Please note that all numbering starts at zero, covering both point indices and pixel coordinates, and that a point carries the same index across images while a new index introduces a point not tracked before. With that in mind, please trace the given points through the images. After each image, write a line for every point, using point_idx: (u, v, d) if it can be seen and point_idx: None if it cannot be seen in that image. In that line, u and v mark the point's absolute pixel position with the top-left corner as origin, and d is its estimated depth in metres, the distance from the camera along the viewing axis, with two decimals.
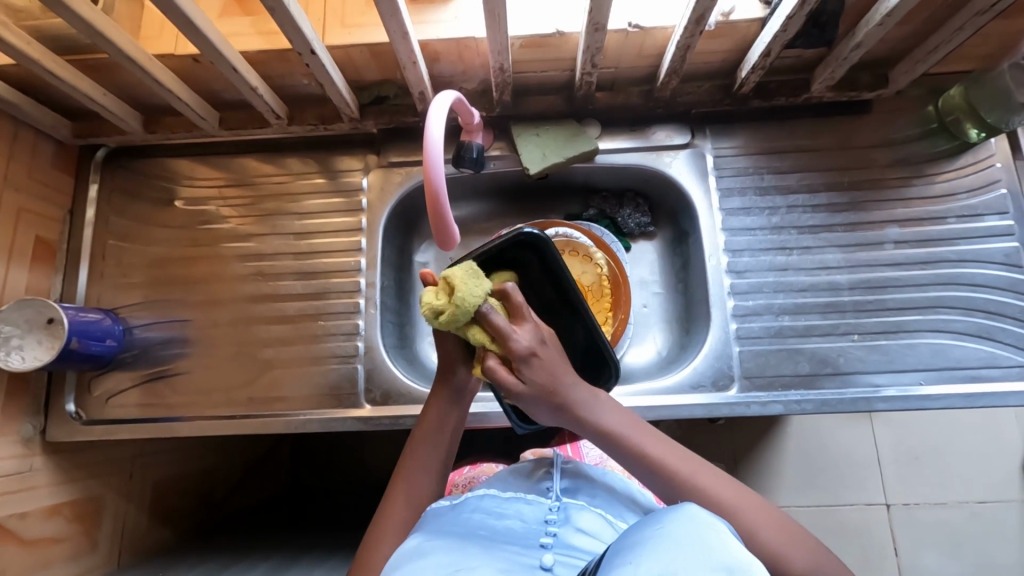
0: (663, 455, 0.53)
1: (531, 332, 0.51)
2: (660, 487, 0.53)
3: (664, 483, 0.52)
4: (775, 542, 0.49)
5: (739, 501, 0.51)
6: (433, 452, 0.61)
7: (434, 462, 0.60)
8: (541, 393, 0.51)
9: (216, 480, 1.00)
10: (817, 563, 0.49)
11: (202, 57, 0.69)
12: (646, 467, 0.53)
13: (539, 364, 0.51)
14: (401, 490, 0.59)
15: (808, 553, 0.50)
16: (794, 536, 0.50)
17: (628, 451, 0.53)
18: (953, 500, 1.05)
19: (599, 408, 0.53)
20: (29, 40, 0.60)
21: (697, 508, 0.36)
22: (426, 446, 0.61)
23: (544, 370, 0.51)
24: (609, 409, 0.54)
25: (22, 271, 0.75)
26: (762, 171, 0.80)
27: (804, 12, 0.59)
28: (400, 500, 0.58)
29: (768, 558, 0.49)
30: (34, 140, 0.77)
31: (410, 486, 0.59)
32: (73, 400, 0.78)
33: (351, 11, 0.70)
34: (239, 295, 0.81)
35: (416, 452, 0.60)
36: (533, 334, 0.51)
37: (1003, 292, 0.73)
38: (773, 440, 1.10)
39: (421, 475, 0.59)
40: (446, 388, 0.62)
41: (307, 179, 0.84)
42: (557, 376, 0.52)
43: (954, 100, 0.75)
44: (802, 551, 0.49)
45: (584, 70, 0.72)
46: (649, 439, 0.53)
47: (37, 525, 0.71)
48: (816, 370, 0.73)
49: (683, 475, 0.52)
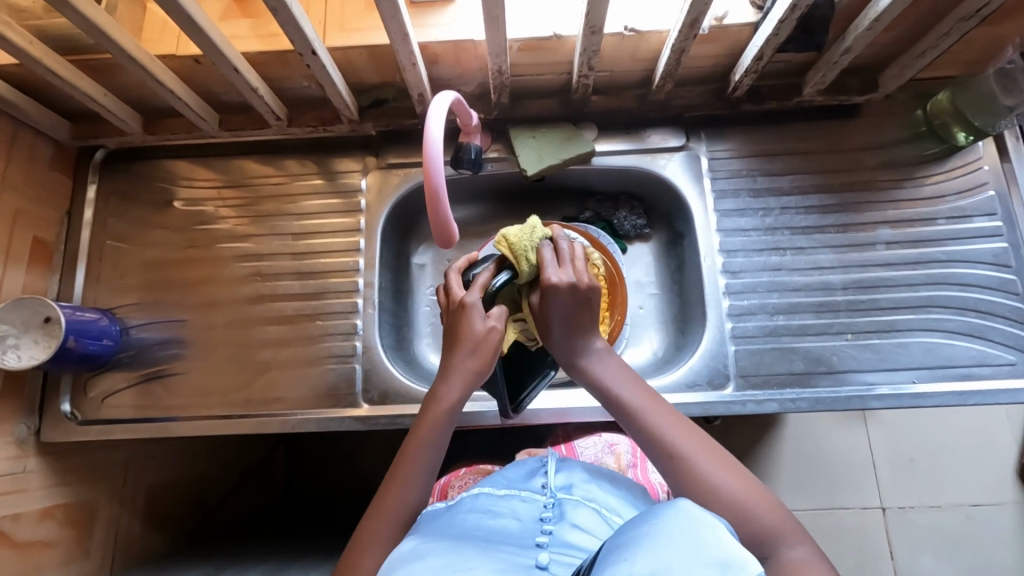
0: (642, 404, 0.55)
1: (567, 273, 0.56)
2: (639, 437, 0.55)
3: (641, 432, 0.55)
4: (742, 499, 0.50)
5: (712, 457, 0.52)
6: (431, 459, 0.56)
7: (434, 469, 0.56)
8: (550, 322, 0.57)
9: (211, 484, 1.00)
10: (776, 525, 0.49)
11: (203, 59, 0.70)
12: (622, 411, 0.56)
13: (560, 301, 0.55)
14: (392, 496, 0.55)
15: (771, 512, 0.50)
16: (764, 499, 0.51)
17: (604, 393, 0.57)
18: (948, 503, 1.06)
19: (592, 354, 0.58)
20: (31, 40, 0.60)
21: (689, 502, 0.37)
22: (427, 453, 0.56)
23: (568, 306, 0.55)
24: (601, 356, 0.58)
25: (20, 271, 0.75)
26: (755, 173, 0.81)
27: (795, 17, 0.60)
28: (389, 510, 0.54)
29: (735, 514, 0.49)
30: (33, 140, 0.77)
31: (402, 491, 0.55)
32: (68, 401, 0.78)
33: (351, 14, 0.71)
34: (237, 295, 0.81)
35: (413, 460, 0.56)
36: (568, 274, 0.55)
37: (993, 292, 0.74)
38: (770, 442, 1.10)
39: (419, 480, 0.55)
40: (458, 388, 0.56)
41: (305, 180, 0.85)
42: (570, 317, 0.56)
43: (942, 104, 0.77)
44: (763, 505, 0.50)
45: (580, 73, 0.73)
46: (634, 390, 0.56)
47: (30, 528, 0.70)
48: (810, 368, 0.73)
49: (659, 426, 0.54)
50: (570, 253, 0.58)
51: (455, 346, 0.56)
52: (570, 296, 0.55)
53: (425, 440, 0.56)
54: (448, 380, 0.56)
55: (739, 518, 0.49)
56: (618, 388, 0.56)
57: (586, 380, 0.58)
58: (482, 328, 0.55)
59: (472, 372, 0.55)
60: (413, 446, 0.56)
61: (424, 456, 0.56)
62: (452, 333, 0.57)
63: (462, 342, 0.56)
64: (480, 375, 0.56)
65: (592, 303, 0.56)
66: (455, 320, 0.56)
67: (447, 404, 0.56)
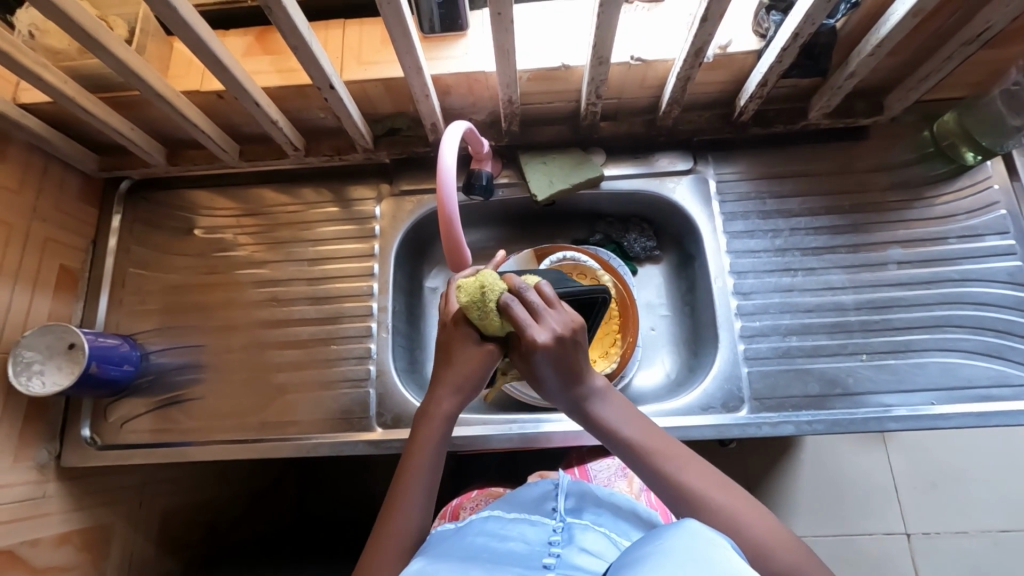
0: (653, 448, 0.55)
1: (549, 327, 0.54)
2: (652, 481, 0.55)
3: (653, 475, 0.55)
4: (758, 538, 0.50)
5: (726, 498, 0.52)
6: (429, 473, 0.58)
7: (431, 488, 0.58)
8: (544, 378, 0.56)
9: (225, 510, 1.00)
10: (796, 562, 0.50)
11: (226, 93, 0.73)
12: (636, 455, 0.56)
13: (550, 357, 0.54)
14: (396, 518, 0.55)
15: (790, 552, 0.50)
16: (781, 536, 0.51)
17: (616, 440, 0.57)
18: (974, 528, 1.03)
19: (596, 397, 0.58)
20: (66, 79, 0.63)
21: (695, 523, 0.38)
22: (425, 467, 0.57)
23: (555, 361, 0.54)
24: (606, 397, 0.58)
25: (46, 299, 0.77)
26: (763, 196, 0.82)
27: (799, 44, 0.62)
28: (393, 533, 0.55)
29: (752, 553, 0.50)
30: (62, 173, 0.80)
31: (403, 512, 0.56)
32: (88, 425, 0.79)
33: (367, 48, 0.74)
34: (255, 320, 0.83)
35: (411, 477, 0.57)
36: (550, 328, 0.54)
37: (1009, 311, 0.74)
38: (787, 465, 1.08)
39: (419, 500, 0.56)
40: (450, 400, 0.59)
41: (321, 208, 0.87)
42: (562, 370, 0.55)
43: (949, 125, 0.78)
44: (782, 545, 0.50)
45: (588, 101, 0.75)
46: (642, 432, 0.57)
47: (48, 553, 0.71)
48: (825, 390, 0.73)
49: (670, 467, 0.54)
50: (539, 303, 0.55)
51: (448, 361, 0.59)
52: (558, 350, 0.54)
53: (423, 456, 0.58)
54: (441, 391, 0.59)
55: (760, 558, 0.49)
56: (629, 434, 0.56)
57: (593, 424, 0.58)
58: (475, 349, 0.58)
59: (460, 385, 0.58)
60: (410, 464, 0.58)
61: (423, 473, 0.57)
62: (444, 348, 0.60)
63: (454, 360, 0.58)
64: (469, 389, 0.59)
65: (580, 347, 0.55)
66: (449, 336, 0.59)
67: (439, 419, 0.58)
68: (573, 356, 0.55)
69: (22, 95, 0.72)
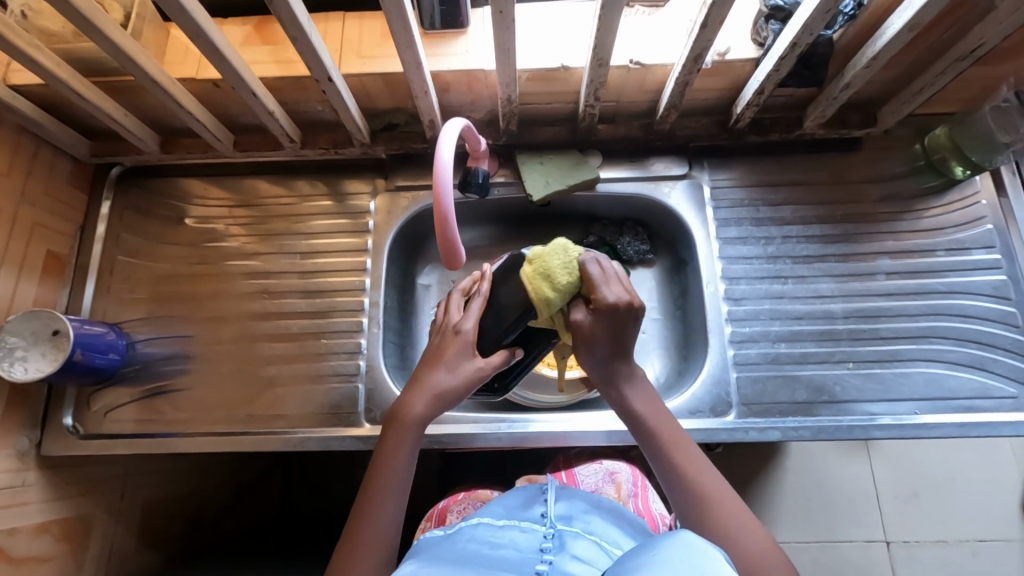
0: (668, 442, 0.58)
1: (621, 289, 0.58)
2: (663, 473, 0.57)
3: (666, 467, 0.57)
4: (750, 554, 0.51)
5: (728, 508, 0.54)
6: (401, 486, 0.57)
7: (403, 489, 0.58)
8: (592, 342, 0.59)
9: (208, 502, 0.99)
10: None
11: (222, 83, 0.72)
12: (655, 448, 0.58)
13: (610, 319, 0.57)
14: (365, 528, 0.55)
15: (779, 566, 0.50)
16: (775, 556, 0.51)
17: (640, 428, 0.59)
18: (953, 538, 1.04)
19: (630, 380, 0.60)
20: (58, 62, 0.62)
21: (692, 535, 0.38)
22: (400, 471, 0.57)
23: (618, 327, 0.58)
24: (638, 384, 0.61)
25: (32, 283, 0.76)
26: (757, 203, 0.82)
27: (796, 54, 0.62)
28: (368, 536, 0.55)
29: (742, 562, 0.50)
30: (52, 157, 0.79)
31: (377, 516, 0.56)
32: (70, 414, 0.78)
33: (367, 42, 0.74)
34: (244, 311, 0.82)
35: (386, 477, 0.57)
36: (618, 290, 0.57)
37: (993, 324, 0.75)
38: (773, 471, 1.09)
39: (393, 504, 0.57)
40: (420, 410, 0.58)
41: (315, 201, 0.86)
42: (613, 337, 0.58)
43: (940, 139, 0.79)
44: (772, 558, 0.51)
45: (587, 103, 0.75)
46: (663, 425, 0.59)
47: (27, 542, 0.70)
48: (812, 397, 0.73)
49: (683, 466, 0.56)
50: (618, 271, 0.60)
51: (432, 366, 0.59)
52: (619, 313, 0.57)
53: (395, 461, 0.57)
54: (413, 400, 0.58)
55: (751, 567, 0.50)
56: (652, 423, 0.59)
57: (621, 406, 0.60)
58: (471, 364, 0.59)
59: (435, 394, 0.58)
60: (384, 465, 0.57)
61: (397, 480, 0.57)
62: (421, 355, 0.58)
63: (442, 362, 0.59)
64: (445, 399, 0.58)
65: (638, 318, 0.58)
66: (447, 342, 0.60)
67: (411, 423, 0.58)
68: (629, 324, 0.58)
69: (12, 76, 0.71)
